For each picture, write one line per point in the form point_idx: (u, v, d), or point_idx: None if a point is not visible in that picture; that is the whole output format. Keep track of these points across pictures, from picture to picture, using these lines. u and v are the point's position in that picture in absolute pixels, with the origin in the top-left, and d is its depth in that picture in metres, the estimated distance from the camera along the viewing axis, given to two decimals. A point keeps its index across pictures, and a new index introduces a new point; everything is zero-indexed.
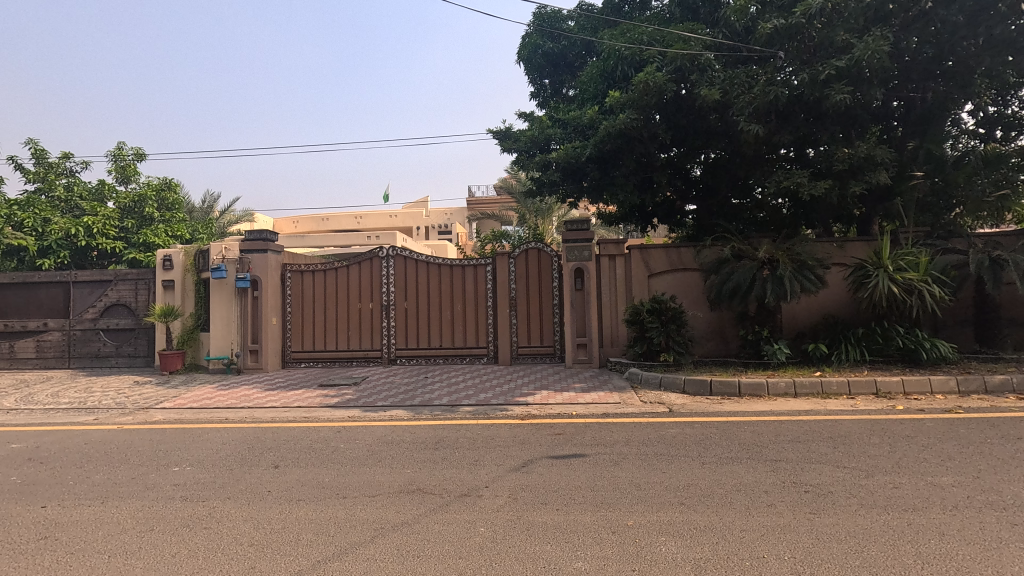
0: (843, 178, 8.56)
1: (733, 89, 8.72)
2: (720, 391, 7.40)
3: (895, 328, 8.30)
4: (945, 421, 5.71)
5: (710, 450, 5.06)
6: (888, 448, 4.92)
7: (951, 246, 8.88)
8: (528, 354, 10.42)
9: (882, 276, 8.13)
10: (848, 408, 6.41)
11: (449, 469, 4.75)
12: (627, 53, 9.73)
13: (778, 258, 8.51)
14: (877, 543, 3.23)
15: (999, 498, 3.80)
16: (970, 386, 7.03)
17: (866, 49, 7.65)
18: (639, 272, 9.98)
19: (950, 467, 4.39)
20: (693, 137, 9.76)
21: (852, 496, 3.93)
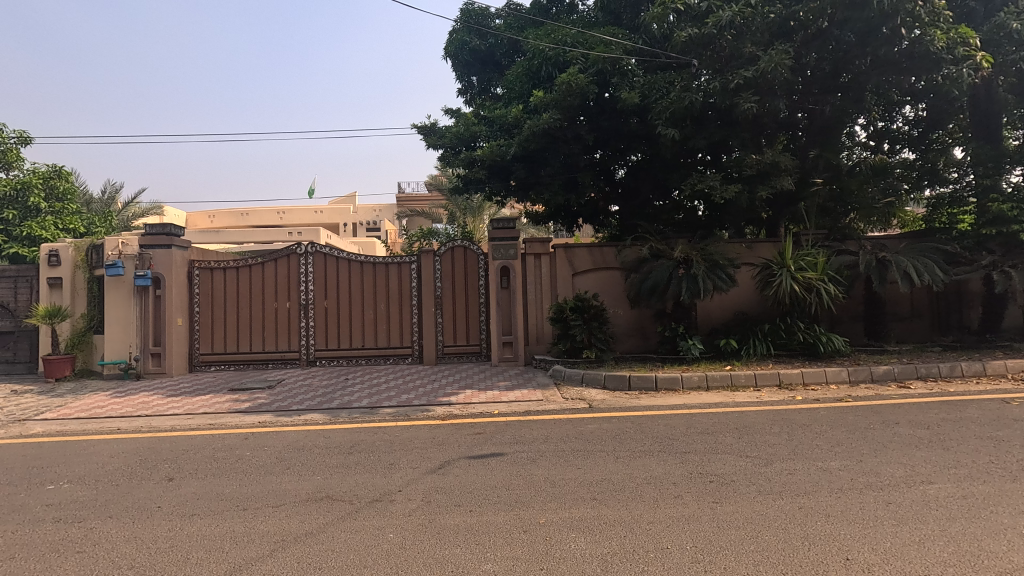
0: (752, 183, 9.09)
1: (651, 94, 9.08)
2: (639, 386, 7.63)
3: (797, 323, 8.90)
4: (837, 409, 6.17)
5: (625, 444, 5.18)
6: (785, 436, 5.25)
7: (846, 247, 9.63)
8: (453, 354, 10.31)
9: (785, 274, 8.70)
10: (753, 400, 6.79)
11: (362, 474, 4.57)
12: (552, 54, 9.89)
13: (692, 258, 8.90)
14: (771, 528, 3.40)
15: (878, 479, 4.13)
16: (859, 376, 7.67)
17: (770, 62, 8.13)
18: (564, 270, 10.14)
19: (838, 453, 4.72)
20: (616, 140, 10.03)
21: (752, 483, 4.13)
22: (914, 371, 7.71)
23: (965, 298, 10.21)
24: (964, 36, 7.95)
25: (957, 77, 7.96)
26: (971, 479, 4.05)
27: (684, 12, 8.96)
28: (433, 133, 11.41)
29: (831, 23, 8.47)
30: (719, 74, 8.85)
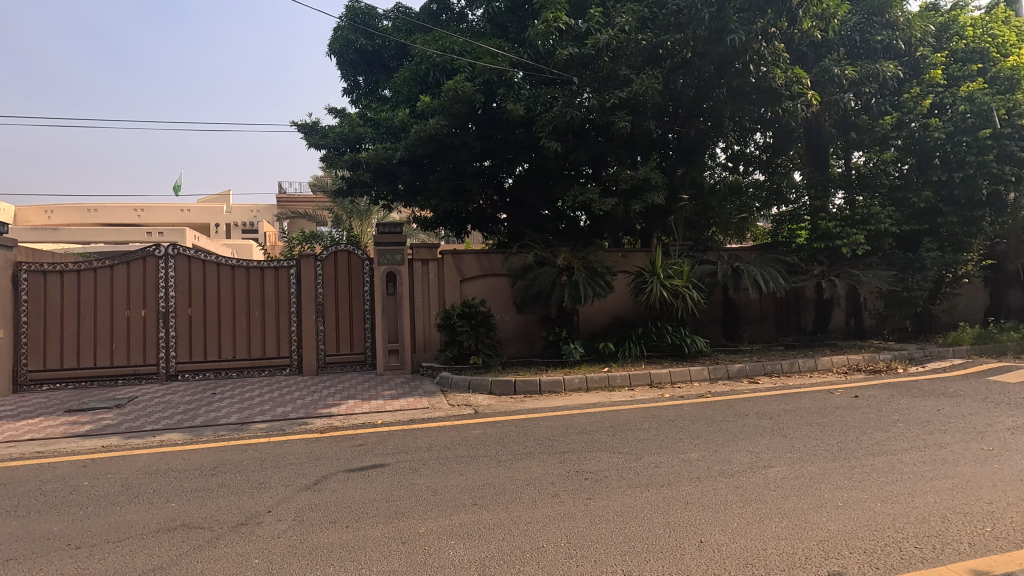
0: (627, 197, 9.73)
1: (535, 107, 9.39)
2: (524, 390, 7.83)
3: (666, 326, 9.67)
4: (698, 404, 6.79)
5: (508, 447, 5.29)
6: (654, 432, 5.66)
7: (707, 257, 10.64)
8: (336, 363, 9.86)
9: (655, 281, 9.44)
10: (627, 398, 7.27)
11: (227, 497, 4.21)
12: (439, 61, 9.92)
13: (574, 265, 9.34)
14: (638, 519, 3.64)
15: (729, 467, 4.59)
16: (718, 374, 8.50)
17: (642, 85, 8.77)
18: (452, 276, 10.15)
19: (698, 444, 5.19)
20: (504, 150, 10.27)
21: (623, 478, 4.40)
22: (761, 367, 8.71)
23: (802, 302, 11.74)
24: (798, 76, 9.09)
25: (793, 110, 9.30)
26: (802, 461, 4.65)
27: (566, 32, 9.44)
28: (315, 132, 10.91)
29: (693, 55, 9.28)
30: (598, 92, 9.36)
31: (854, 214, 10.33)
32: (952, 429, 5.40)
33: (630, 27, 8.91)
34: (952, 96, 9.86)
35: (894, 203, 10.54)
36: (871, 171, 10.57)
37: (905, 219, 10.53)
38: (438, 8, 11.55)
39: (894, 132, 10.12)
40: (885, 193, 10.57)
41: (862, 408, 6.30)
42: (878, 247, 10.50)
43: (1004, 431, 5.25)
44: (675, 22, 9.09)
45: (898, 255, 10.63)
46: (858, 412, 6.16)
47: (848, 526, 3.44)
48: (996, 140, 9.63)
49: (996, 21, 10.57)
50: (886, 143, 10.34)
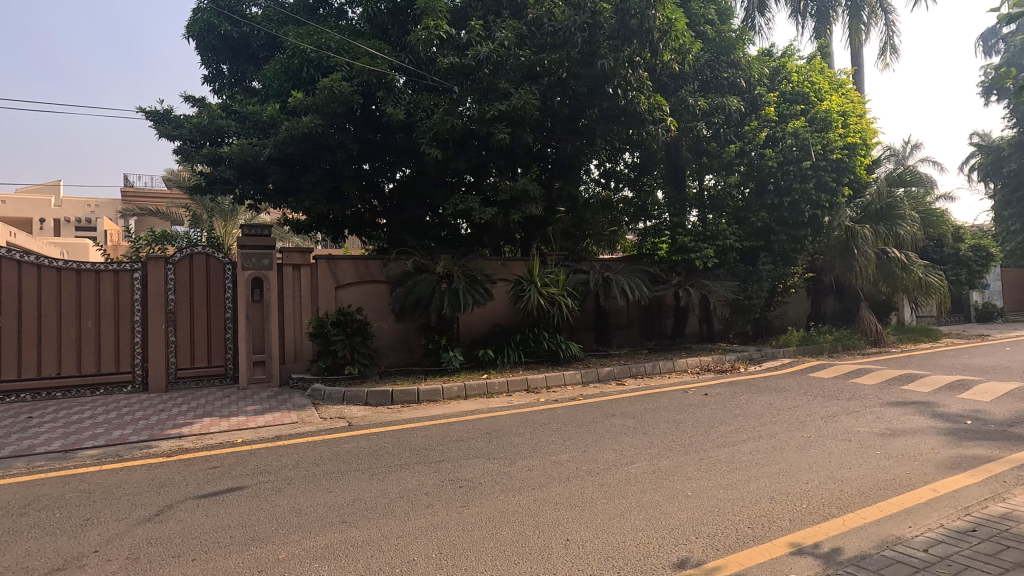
0: (506, 207, 9.98)
1: (415, 113, 9.35)
2: (401, 400, 7.65)
3: (543, 333, 10.03)
4: (570, 407, 7.12)
5: (382, 460, 5.13)
6: (528, 436, 5.84)
7: (580, 267, 11.20)
8: (190, 377, 8.90)
9: (533, 289, 9.77)
10: (505, 404, 7.41)
11: (39, 539, 3.59)
12: (313, 57, 9.48)
13: (454, 273, 9.35)
14: (509, 523, 3.71)
15: (596, 465, 4.87)
16: (589, 377, 8.98)
17: (520, 99, 9.05)
18: (326, 282, 9.66)
19: (568, 446, 5.43)
20: (383, 154, 10.03)
21: (496, 483, 4.48)
22: (628, 370, 9.36)
23: (662, 309, 12.87)
24: (658, 103, 9.94)
25: (654, 134, 10.10)
26: (659, 456, 5.05)
27: (447, 41, 9.46)
28: (167, 121, 9.81)
29: (568, 75, 9.73)
30: (480, 102, 9.48)
31: (706, 230, 11.51)
32: (780, 420, 6.20)
33: (509, 42, 9.19)
34: (782, 130, 11.37)
35: (738, 222, 11.96)
36: (720, 193, 12.02)
37: (746, 236, 11.94)
38: (315, 1, 11.01)
39: (737, 159, 11.70)
40: (731, 211, 12.08)
41: (710, 405, 7.02)
42: (725, 260, 11.77)
43: (819, 420, 6.14)
44: (551, 43, 9.46)
45: (740, 268, 11.98)
46: (707, 409, 6.85)
47: (695, 513, 3.79)
48: (814, 170, 11.29)
49: (814, 70, 12.35)
50: (731, 168, 11.90)
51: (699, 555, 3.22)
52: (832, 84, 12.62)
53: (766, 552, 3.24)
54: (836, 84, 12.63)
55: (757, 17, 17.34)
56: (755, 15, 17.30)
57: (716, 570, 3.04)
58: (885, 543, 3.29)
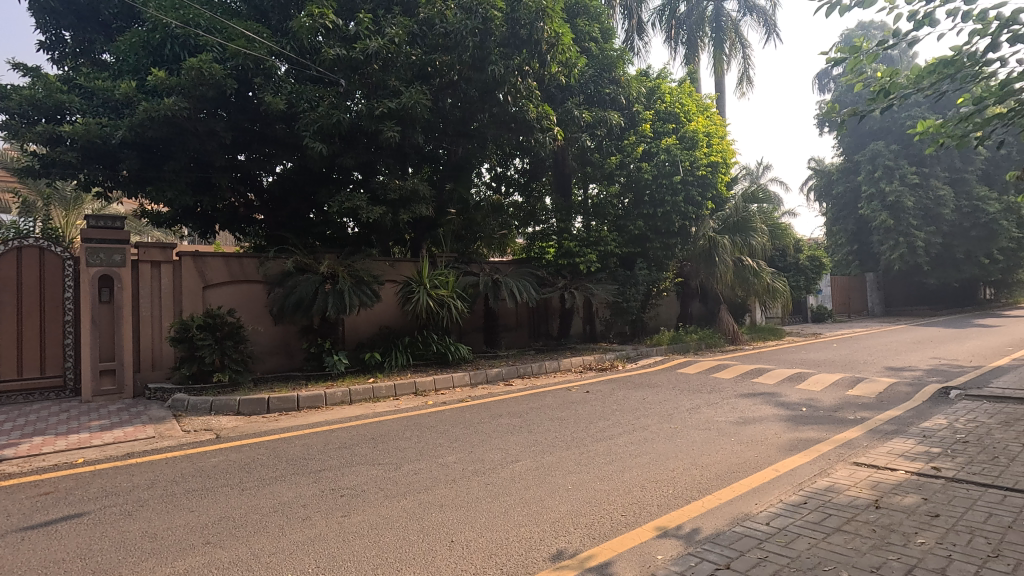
0: (395, 207, 9.79)
1: (297, 103, 8.85)
2: (278, 408, 7.18)
3: (431, 335, 9.96)
4: (458, 409, 7.12)
5: (254, 472, 4.78)
6: (414, 439, 5.75)
7: (470, 269, 11.22)
8: (17, 390, 7.64)
9: (422, 291, 9.64)
10: (392, 409, 7.24)
11: None
12: (178, 33, 8.55)
13: (338, 274, 8.97)
14: (392, 529, 3.63)
15: (482, 465, 4.92)
16: (478, 378, 9.06)
17: (411, 98, 8.90)
18: (192, 281, 8.80)
19: (455, 448, 5.43)
20: (262, 144, 9.43)
21: (379, 489, 4.36)
22: (515, 371, 9.58)
23: (549, 311, 13.32)
24: (546, 112, 10.32)
25: (542, 141, 10.44)
26: (542, 453, 5.24)
27: (333, 31, 9.07)
28: None
29: (459, 78, 9.75)
30: (369, 98, 9.23)
31: (589, 236, 12.19)
32: (652, 413, 6.71)
33: (399, 40, 9.01)
34: (657, 146, 12.37)
35: (618, 229, 12.71)
36: (603, 201, 12.59)
37: (625, 242, 12.75)
38: None
39: (616, 170, 12.51)
40: (612, 220, 12.76)
41: (591, 402, 7.41)
42: (605, 264, 12.48)
43: (685, 412, 6.73)
44: (443, 44, 9.47)
45: (620, 273, 12.77)
46: (589, 405, 7.22)
47: (574, 506, 3.98)
48: (683, 184, 12.43)
49: (684, 92, 13.48)
50: (612, 178, 12.66)
51: (575, 545, 3.38)
52: (699, 107, 13.89)
53: (636, 537, 3.48)
54: (703, 107, 13.93)
55: (636, 39, 18.65)
56: (635, 37, 18.58)
57: (590, 558, 3.22)
58: (735, 520, 3.68)
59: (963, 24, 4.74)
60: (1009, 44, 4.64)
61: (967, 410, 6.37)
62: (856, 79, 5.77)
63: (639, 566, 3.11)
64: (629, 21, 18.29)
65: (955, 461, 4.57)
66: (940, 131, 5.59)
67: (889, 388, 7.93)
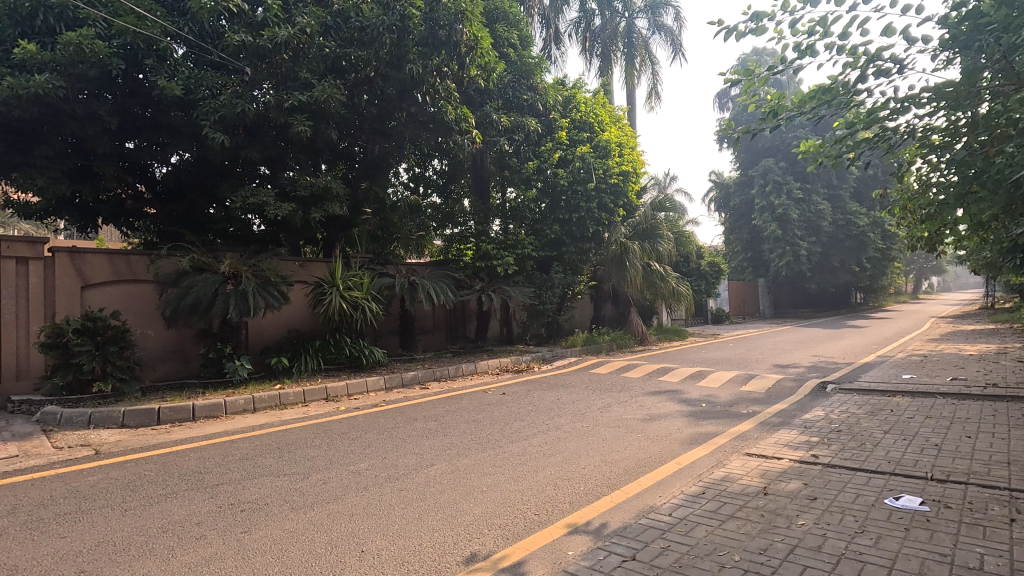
0: (306, 204, 9.37)
1: (195, 90, 8.24)
2: (171, 419, 6.61)
3: (344, 338, 9.61)
4: (372, 414, 6.92)
5: (141, 490, 4.36)
6: (324, 447, 5.52)
7: (386, 270, 10.94)
8: None
9: (334, 293, 9.27)
10: (301, 416, 6.90)
11: None
12: (53, 3, 7.62)
13: (241, 274, 8.42)
14: (298, 543, 3.46)
15: (396, 471, 4.81)
16: (393, 383, 8.86)
17: (323, 92, 8.53)
18: (68, 281, 7.89)
19: (367, 454, 5.26)
20: (154, 132, 8.65)
21: (285, 502, 4.13)
22: (432, 373, 9.47)
23: (466, 314, 13.30)
24: (464, 114, 10.27)
25: (460, 144, 10.41)
26: (458, 456, 5.21)
27: (237, 15, 8.54)
28: None
29: (376, 75, 9.48)
30: (277, 89, 8.85)
31: (506, 239, 12.31)
32: (565, 413, 6.89)
33: (311, 31, 8.64)
34: (572, 153, 12.73)
35: (534, 233, 12.92)
36: (520, 205, 12.83)
37: (542, 246, 12.97)
38: None
39: (534, 175, 12.60)
40: (529, 223, 12.94)
41: (507, 403, 7.48)
42: (523, 267, 12.63)
43: (597, 411, 6.98)
44: (358, 38, 9.18)
45: (536, 275, 12.96)
46: (505, 407, 7.28)
47: (488, 507, 4.00)
48: (597, 192, 12.89)
49: (599, 103, 13.97)
50: (529, 183, 12.80)
51: (489, 547, 3.39)
52: (612, 118, 14.46)
53: (548, 535, 3.56)
54: (615, 118, 14.52)
55: (553, 48, 19.13)
56: (552, 46, 19.04)
57: (503, 559, 3.24)
58: (641, 513, 3.86)
59: (838, 57, 5.29)
60: (874, 77, 5.24)
61: (840, 401, 7.12)
62: (749, 100, 6.29)
63: (551, 563, 3.18)
64: (547, 30, 18.72)
65: (830, 448, 5.09)
66: (819, 151, 6.21)
67: (776, 383, 8.69)
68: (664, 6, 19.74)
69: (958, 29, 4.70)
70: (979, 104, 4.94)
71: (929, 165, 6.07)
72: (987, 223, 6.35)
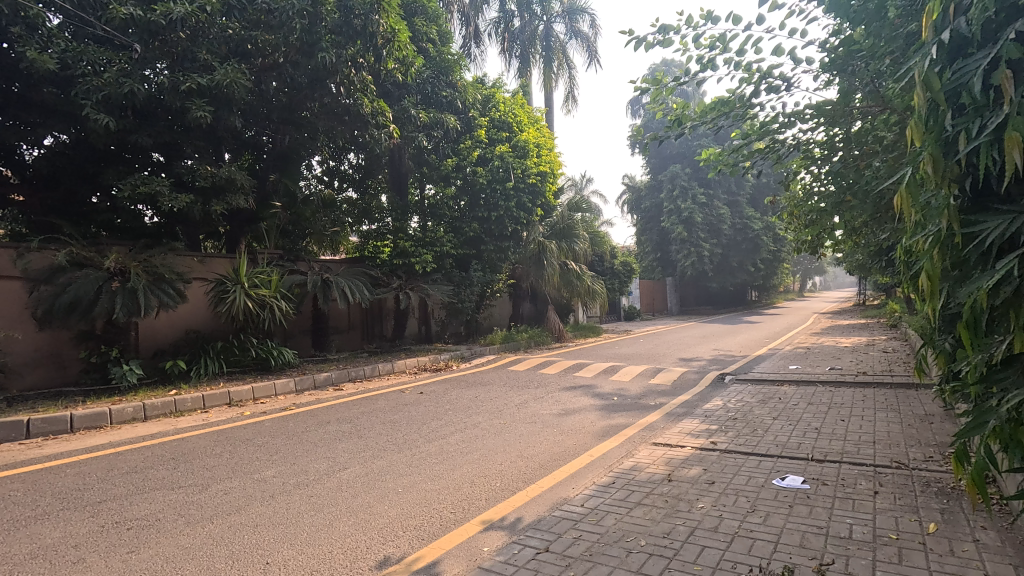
0: (206, 196, 8.74)
1: (73, 65, 7.38)
2: (44, 431, 5.91)
3: (250, 339, 9.05)
4: (280, 418, 6.58)
5: (5, 513, 3.87)
6: (226, 455, 5.17)
7: (297, 267, 10.43)
8: None
9: (238, 291, 8.71)
10: (200, 423, 6.42)
11: None
12: None
13: (130, 269, 7.71)
14: (194, 560, 3.21)
15: (306, 476, 4.61)
16: (304, 385, 8.47)
17: (225, 76, 7.97)
18: None
19: (274, 461, 4.99)
20: (23, 109, 7.69)
21: (180, 516, 3.82)
22: (346, 374, 9.15)
23: (383, 312, 12.96)
24: (381, 108, 9.98)
25: (377, 138, 10.01)
26: (373, 458, 5.08)
27: None
28: None
29: (285, 61, 8.98)
30: (173, 70, 8.16)
31: (425, 237, 12.14)
32: (483, 411, 6.92)
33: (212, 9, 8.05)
34: (492, 152, 12.81)
35: (453, 230, 12.86)
36: (438, 202, 12.73)
37: (460, 244, 12.93)
38: None
39: (453, 172, 12.69)
40: (448, 221, 12.87)
41: (425, 402, 7.39)
42: (441, 265, 12.52)
43: (514, 408, 7.07)
44: (265, 21, 8.66)
45: (455, 273, 12.89)
46: (422, 406, 7.20)
47: (403, 509, 3.93)
48: (516, 191, 13.10)
49: (518, 104, 14.15)
50: (448, 180, 12.78)
51: (403, 549, 3.34)
52: (531, 119, 14.71)
53: (464, 532, 3.56)
54: (534, 119, 14.78)
55: (473, 46, 19.11)
56: (471, 44, 19.04)
57: (417, 561, 3.20)
58: (554, 505, 3.96)
59: (735, 72, 5.72)
60: (766, 92, 5.71)
61: (736, 392, 7.71)
62: (657, 108, 6.63)
63: (466, 561, 3.18)
64: (466, 28, 18.68)
65: (727, 435, 5.49)
66: (719, 159, 6.67)
67: (681, 376, 9.24)
68: (580, 13, 20.31)
69: (835, 53, 5.28)
70: (852, 122, 5.57)
71: (811, 176, 6.71)
72: (858, 229, 7.14)
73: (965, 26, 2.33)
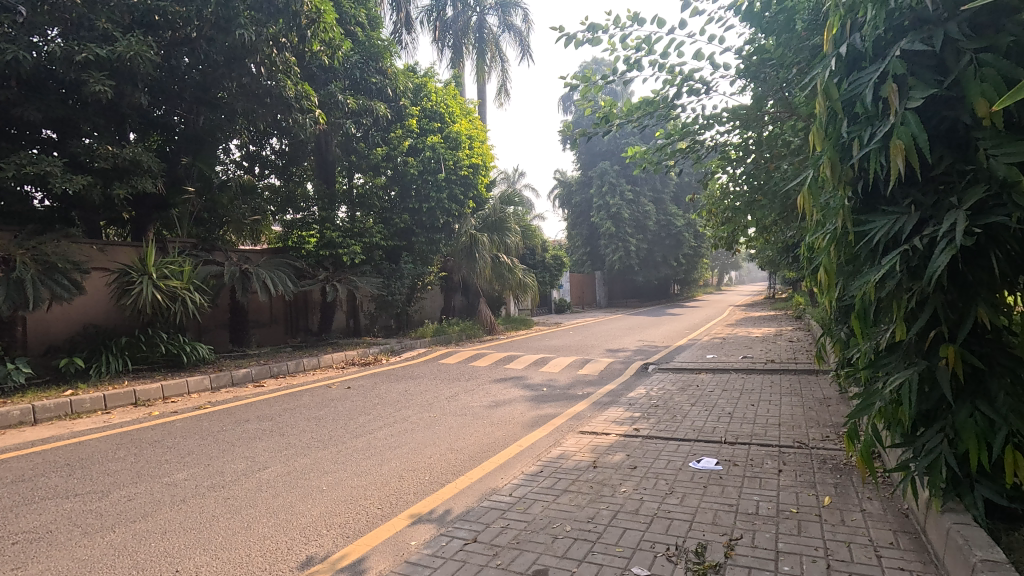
0: (107, 177, 8.01)
1: None
2: None
3: (159, 334, 8.41)
4: (193, 417, 6.19)
5: None
6: (130, 459, 4.80)
7: (212, 258, 9.81)
8: None
9: (146, 282, 8.07)
10: (102, 425, 5.91)
11: None
12: None
13: (15, 258, 6.94)
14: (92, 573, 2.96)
15: (221, 478, 4.36)
16: (220, 382, 8.00)
17: (128, 48, 7.30)
18: None
19: (186, 463, 4.69)
20: None
21: (76, 527, 3.51)
22: (267, 370, 8.73)
23: (309, 305, 12.49)
24: (306, 92, 9.54)
25: (302, 123, 9.59)
26: (296, 455, 4.90)
27: None
28: None
29: (198, 36, 8.37)
30: (67, 38, 7.40)
31: (353, 227, 11.77)
32: (412, 404, 6.84)
33: None
34: (423, 142, 12.60)
35: (383, 221, 12.56)
36: (367, 192, 12.38)
37: (391, 235, 12.66)
38: None
39: (383, 162, 12.26)
40: (377, 211, 12.55)
41: (352, 397, 7.20)
42: (370, 257, 12.21)
43: (444, 400, 7.03)
44: None
45: (385, 265, 12.63)
46: (349, 401, 7.01)
47: (327, 507, 3.81)
48: (448, 182, 12.96)
49: (450, 95, 14.00)
50: (378, 170, 12.42)
51: (327, 548, 3.24)
52: (463, 110, 14.59)
53: (391, 528, 3.51)
54: (466, 111, 14.66)
55: (403, 33, 18.66)
56: (402, 30, 18.58)
57: (342, 559, 3.12)
58: (483, 496, 3.98)
59: (659, 73, 5.93)
60: (687, 95, 5.97)
61: (658, 380, 8.08)
62: (587, 104, 6.77)
63: (393, 557, 3.14)
64: (397, 14, 18.20)
65: (648, 422, 5.74)
66: (643, 157, 6.90)
67: (608, 366, 9.56)
68: (513, 6, 20.31)
69: (749, 60, 5.60)
70: (763, 126, 5.95)
71: (727, 176, 7.10)
72: (767, 227, 7.65)
73: (859, 41, 2.54)
